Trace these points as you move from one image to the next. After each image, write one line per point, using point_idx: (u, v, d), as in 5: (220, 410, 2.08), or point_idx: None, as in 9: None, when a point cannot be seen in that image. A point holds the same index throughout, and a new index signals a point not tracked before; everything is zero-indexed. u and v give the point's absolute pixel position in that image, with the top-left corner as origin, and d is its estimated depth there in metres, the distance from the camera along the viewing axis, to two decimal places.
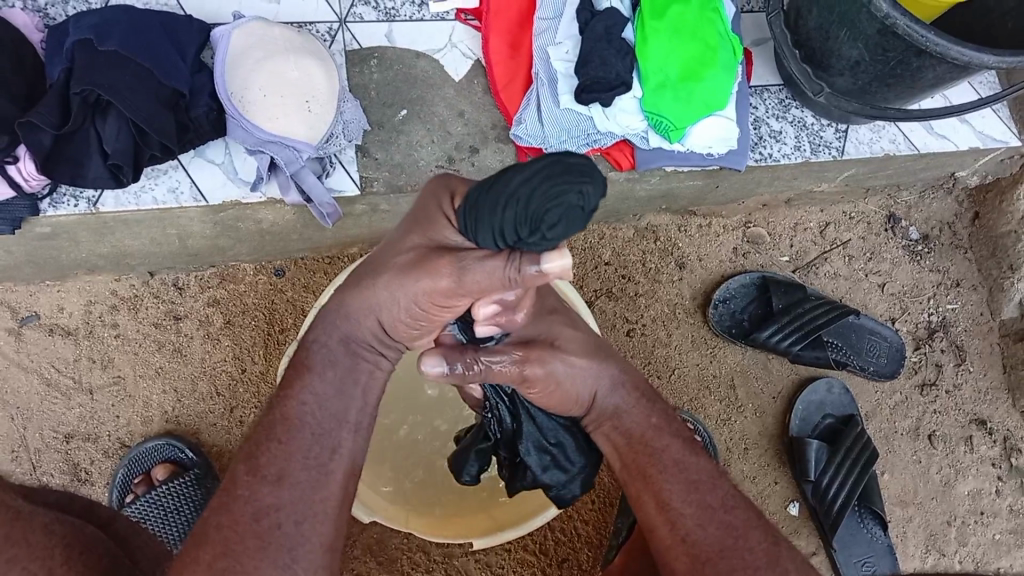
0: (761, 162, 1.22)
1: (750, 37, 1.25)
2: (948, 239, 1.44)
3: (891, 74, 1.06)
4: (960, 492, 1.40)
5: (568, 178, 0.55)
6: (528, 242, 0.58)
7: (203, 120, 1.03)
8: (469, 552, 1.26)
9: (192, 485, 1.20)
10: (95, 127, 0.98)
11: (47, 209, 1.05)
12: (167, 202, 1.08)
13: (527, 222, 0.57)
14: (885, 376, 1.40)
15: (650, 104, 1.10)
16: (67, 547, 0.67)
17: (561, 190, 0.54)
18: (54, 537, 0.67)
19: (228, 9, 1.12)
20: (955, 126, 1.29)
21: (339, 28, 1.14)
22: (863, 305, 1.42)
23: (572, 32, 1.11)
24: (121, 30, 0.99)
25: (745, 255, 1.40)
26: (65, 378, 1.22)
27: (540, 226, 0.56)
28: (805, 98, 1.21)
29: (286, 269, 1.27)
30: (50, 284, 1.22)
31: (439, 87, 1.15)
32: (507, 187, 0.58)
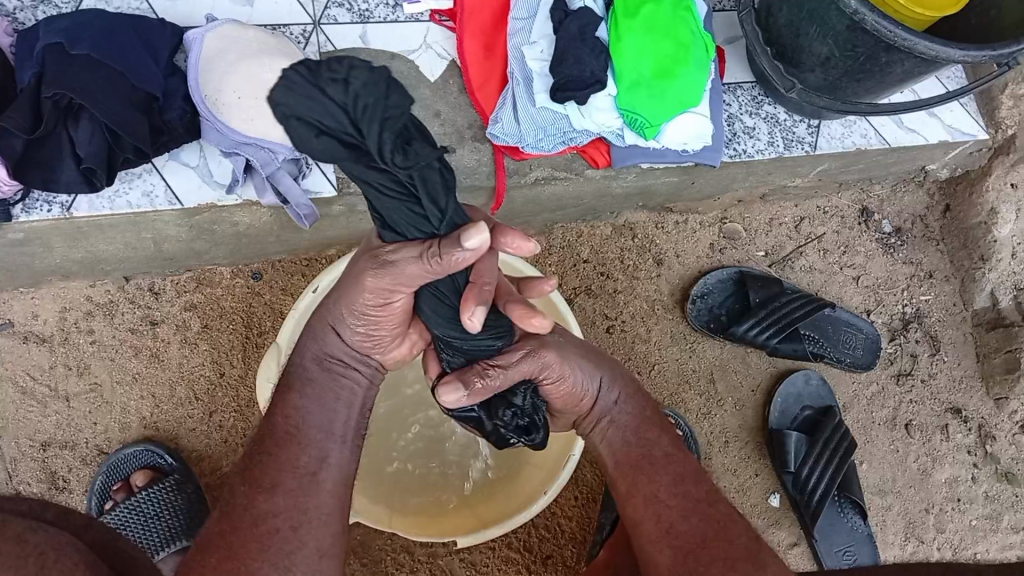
0: (734, 158, 1.23)
1: (723, 35, 1.27)
2: (920, 231, 1.46)
3: (861, 69, 1.08)
4: (937, 480, 1.42)
5: (333, 113, 0.54)
6: (329, 90, 0.53)
7: (177, 123, 1.03)
8: (453, 551, 1.26)
9: (171, 490, 1.20)
10: (67, 132, 0.96)
11: (20, 214, 1.04)
12: (142, 206, 1.07)
13: (325, 80, 0.53)
14: (862, 367, 1.42)
15: (626, 102, 1.10)
16: (42, 556, 0.61)
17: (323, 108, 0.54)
18: (27, 545, 0.61)
19: (200, 12, 1.11)
20: (925, 119, 1.31)
21: (313, 30, 1.14)
22: (838, 298, 1.44)
23: (546, 32, 1.12)
24: (91, 34, 0.97)
25: (722, 250, 1.41)
26: (40, 386, 1.21)
27: (321, 76, 0.53)
28: (777, 95, 1.22)
29: (263, 272, 1.27)
30: (23, 291, 1.21)
31: (414, 88, 1.15)
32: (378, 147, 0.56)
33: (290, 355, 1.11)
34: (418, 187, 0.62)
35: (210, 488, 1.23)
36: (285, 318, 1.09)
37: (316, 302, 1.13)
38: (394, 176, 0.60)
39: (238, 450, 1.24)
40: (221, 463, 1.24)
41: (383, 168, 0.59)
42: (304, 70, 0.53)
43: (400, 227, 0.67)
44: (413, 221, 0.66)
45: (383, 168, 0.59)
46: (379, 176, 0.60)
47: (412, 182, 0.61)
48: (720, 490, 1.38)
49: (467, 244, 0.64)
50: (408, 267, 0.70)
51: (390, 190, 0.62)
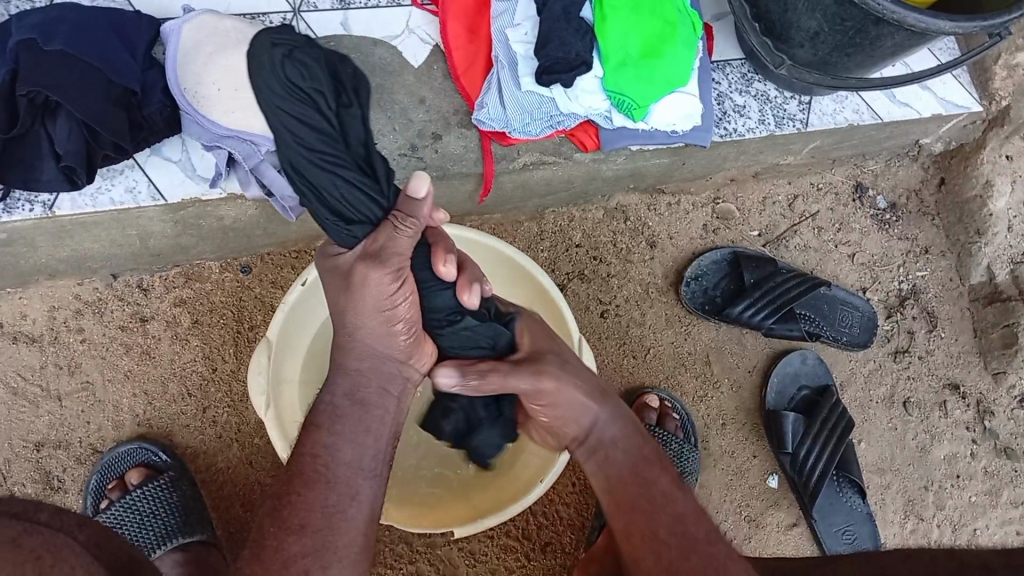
0: (725, 138, 1.21)
1: (711, 12, 1.25)
2: (915, 206, 1.45)
3: (851, 44, 1.06)
4: (936, 456, 1.42)
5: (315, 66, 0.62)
6: (298, 50, 0.62)
7: (157, 117, 1.01)
8: (451, 541, 1.26)
9: (167, 488, 1.17)
10: (45, 128, 0.95)
11: (2, 214, 1.03)
12: (125, 203, 1.05)
13: (288, 48, 0.62)
14: (859, 345, 1.41)
15: (611, 84, 1.08)
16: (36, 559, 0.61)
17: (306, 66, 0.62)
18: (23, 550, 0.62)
19: (178, 2, 1.10)
20: (916, 93, 1.29)
21: (294, 18, 1.12)
22: (834, 276, 1.43)
23: (530, 13, 1.11)
24: (68, 30, 0.96)
25: (715, 231, 1.40)
26: (32, 386, 1.20)
27: (286, 50, 0.61)
28: (767, 72, 1.21)
29: (252, 265, 1.26)
30: (11, 291, 1.20)
31: (398, 74, 1.14)
32: (346, 95, 0.65)
33: (281, 348, 1.10)
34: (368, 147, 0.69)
35: (205, 484, 1.23)
36: (275, 311, 1.07)
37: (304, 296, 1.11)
38: (351, 131, 0.66)
39: (233, 446, 1.23)
40: (216, 459, 1.23)
41: (338, 122, 0.65)
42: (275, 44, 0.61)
43: (353, 216, 0.71)
44: (367, 201, 0.70)
45: (347, 122, 0.66)
46: (343, 132, 0.66)
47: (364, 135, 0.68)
48: (718, 472, 1.37)
49: (418, 194, 0.74)
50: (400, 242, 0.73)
51: (348, 151, 0.67)
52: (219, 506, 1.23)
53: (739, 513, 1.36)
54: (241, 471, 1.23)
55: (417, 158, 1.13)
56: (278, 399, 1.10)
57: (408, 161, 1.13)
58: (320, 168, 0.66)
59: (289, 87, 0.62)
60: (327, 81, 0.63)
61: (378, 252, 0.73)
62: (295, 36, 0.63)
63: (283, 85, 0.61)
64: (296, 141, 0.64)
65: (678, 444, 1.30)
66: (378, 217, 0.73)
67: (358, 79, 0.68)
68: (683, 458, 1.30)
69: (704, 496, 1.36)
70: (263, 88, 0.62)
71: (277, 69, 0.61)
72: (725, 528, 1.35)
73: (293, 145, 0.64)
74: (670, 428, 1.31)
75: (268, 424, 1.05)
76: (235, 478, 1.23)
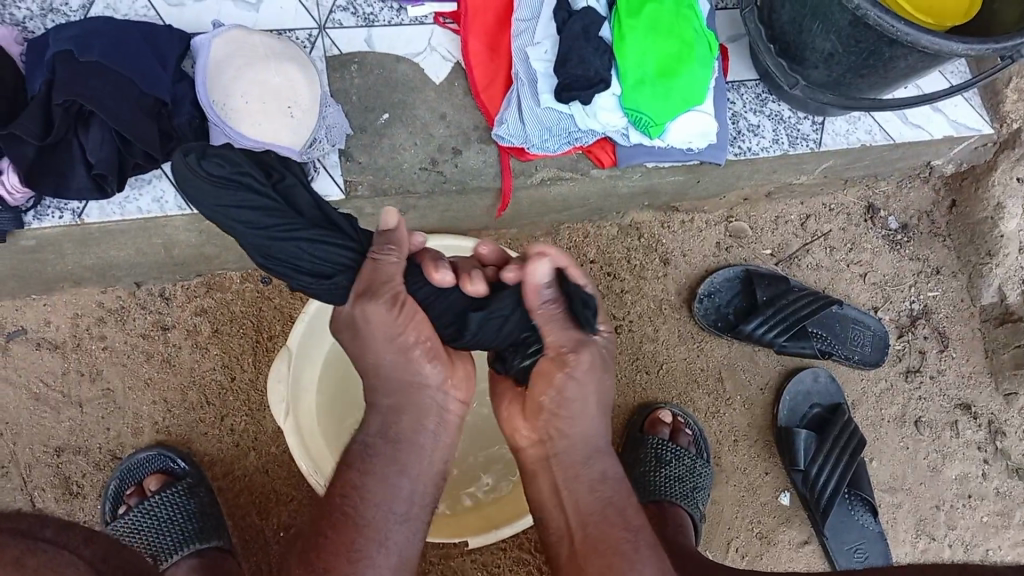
0: (739, 156, 1.24)
1: (726, 33, 1.27)
2: (927, 227, 1.46)
3: (864, 65, 1.08)
4: (947, 476, 1.42)
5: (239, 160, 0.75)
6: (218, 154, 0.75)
7: (186, 129, 1.03)
8: (466, 552, 1.27)
9: (184, 494, 1.19)
10: (78, 139, 0.98)
11: (33, 221, 1.06)
12: (152, 212, 1.08)
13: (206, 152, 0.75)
14: (870, 364, 1.42)
15: (628, 102, 1.11)
16: None
17: (232, 160, 0.75)
18: None
19: (207, 18, 1.12)
20: (928, 115, 1.31)
21: (319, 35, 1.15)
22: (846, 295, 1.44)
23: (550, 32, 1.13)
24: (103, 42, 0.99)
25: (728, 249, 1.41)
26: (53, 392, 1.22)
27: (206, 154, 0.74)
28: (781, 92, 1.23)
29: (273, 275, 1.27)
30: (35, 298, 1.22)
31: (420, 91, 1.16)
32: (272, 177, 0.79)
33: (300, 359, 1.12)
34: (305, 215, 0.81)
35: (222, 491, 1.24)
36: (295, 322, 1.10)
37: (329, 309, 1.14)
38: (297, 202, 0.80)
39: (249, 454, 1.25)
40: (233, 467, 1.25)
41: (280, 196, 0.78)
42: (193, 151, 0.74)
43: (330, 269, 0.82)
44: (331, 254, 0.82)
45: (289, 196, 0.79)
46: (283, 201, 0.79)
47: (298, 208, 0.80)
48: (730, 488, 1.38)
49: (389, 225, 0.84)
50: (387, 268, 0.82)
51: (284, 219, 0.78)
52: (235, 513, 1.24)
53: (751, 530, 1.37)
54: (258, 479, 1.25)
55: (437, 172, 1.16)
56: (298, 408, 1.11)
57: (428, 176, 1.15)
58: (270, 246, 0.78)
59: (212, 179, 0.74)
60: (242, 160, 0.75)
61: (366, 290, 0.81)
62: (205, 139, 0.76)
63: (203, 181, 0.74)
64: (249, 227, 0.77)
65: (691, 459, 1.31)
66: (352, 260, 0.83)
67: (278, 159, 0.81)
68: (696, 473, 1.31)
69: (715, 512, 1.36)
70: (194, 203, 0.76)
71: (193, 170, 0.73)
72: (736, 544, 1.36)
73: (248, 230, 0.77)
74: (684, 443, 1.32)
75: (287, 432, 1.06)
76: (253, 485, 1.25)
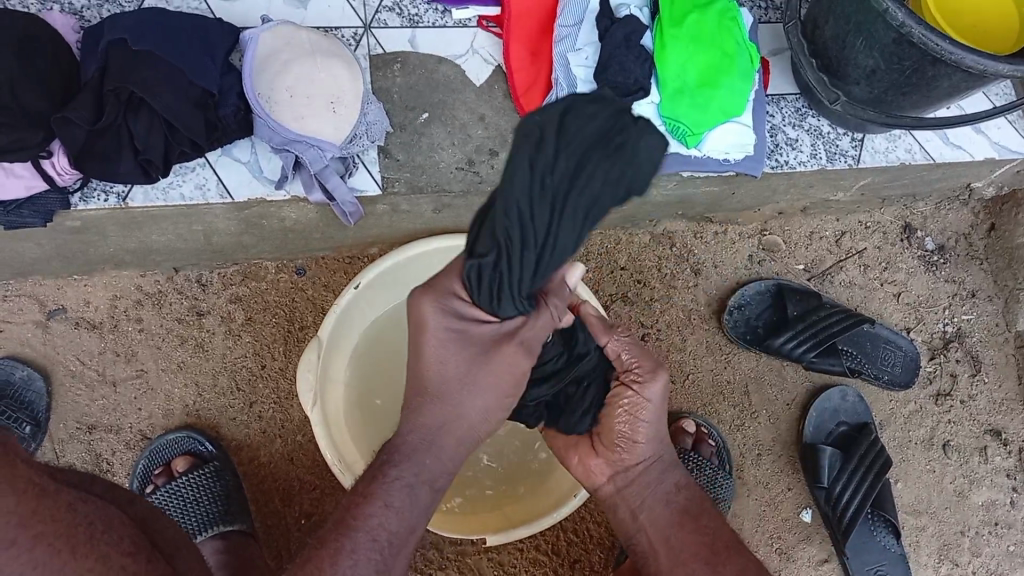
0: (776, 169, 1.23)
1: (769, 46, 1.27)
2: (964, 250, 1.45)
3: (907, 83, 1.08)
4: (974, 502, 1.40)
5: (631, 149, 0.60)
6: (641, 147, 0.60)
7: (231, 120, 1.06)
8: (482, 551, 1.27)
9: (211, 477, 1.21)
10: (127, 124, 1.00)
11: (79, 202, 1.08)
12: (194, 199, 1.10)
13: (604, 156, 0.59)
14: (899, 386, 1.40)
15: (667, 110, 1.11)
16: None
17: (613, 151, 0.60)
18: None
19: (256, 13, 1.15)
20: (970, 136, 1.29)
21: (364, 33, 1.17)
22: (878, 314, 1.43)
23: (593, 40, 1.14)
24: (156, 32, 1.01)
25: (760, 262, 1.41)
26: (90, 370, 1.25)
27: (599, 151, 0.59)
28: (821, 107, 1.22)
29: (307, 267, 1.30)
30: (77, 278, 1.25)
31: (461, 92, 1.18)
32: (596, 190, 0.60)
33: (329, 351, 1.13)
34: (518, 207, 0.61)
35: (247, 477, 1.26)
36: (327, 314, 1.11)
37: (355, 304, 1.15)
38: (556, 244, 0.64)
39: (276, 441, 1.27)
40: (259, 453, 1.27)
41: (551, 231, 0.63)
42: (601, 152, 0.59)
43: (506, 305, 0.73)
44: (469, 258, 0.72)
45: (557, 243, 0.64)
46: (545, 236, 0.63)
47: (553, 205, 0.61)
48: (751, 503, 1.36)
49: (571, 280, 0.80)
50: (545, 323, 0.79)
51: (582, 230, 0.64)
52: (259, 499, 1.26)
53: (770, 546, 1.36)
54: (282, 468, 1.27)
55: (473, 172, 1.17)
56: (325, 398, 1.13)
57: (465, 176, 1.17)
58: (585, 174, 0.59)
59: (565, 169, 0.59)
60: (620, 176, 0.61)
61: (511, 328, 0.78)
62: (604, 144, 0.59)
63: (563, 167, 0.59)
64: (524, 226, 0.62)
65: (711, 469, 1.30)
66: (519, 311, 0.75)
67: (642, 164, 0.61)
68: (715, 485, 1.29)
69: (736, 524, 1.35)
70: (649, 172, 0.62)
71: (572, 155, 0.59)
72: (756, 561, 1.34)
73: (571, 218, 0.62)
74: (705, 454, 1.32)
75: (315, 421, 1.07)
76: (277, 473, 1.27)
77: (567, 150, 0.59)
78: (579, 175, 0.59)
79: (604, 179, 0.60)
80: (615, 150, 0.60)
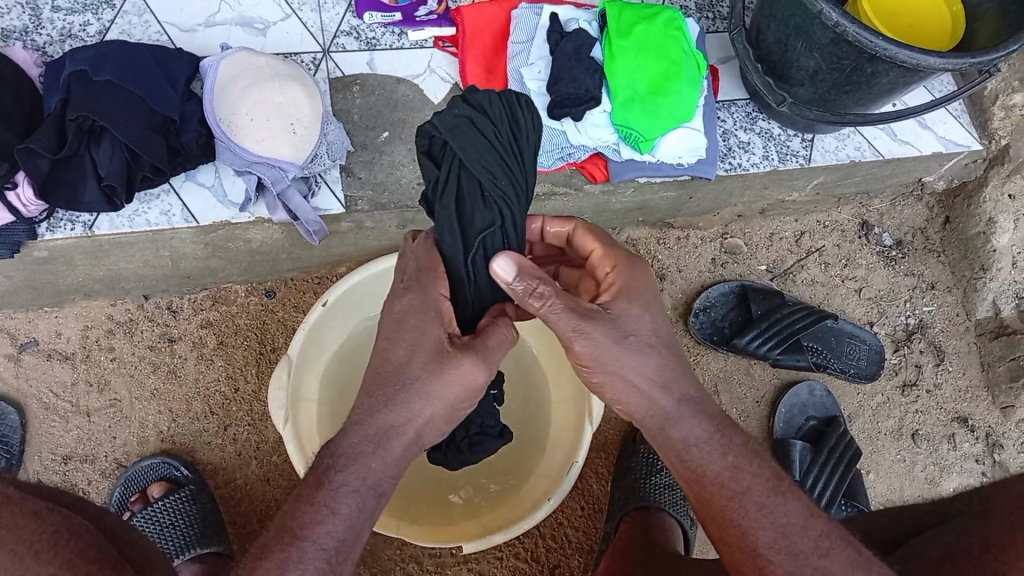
0: (730, 172, 1.26)
1: (717, 55, 1.31)
2: (921, 244, 1.49)
3: (848, 81, 1.11)
4: (945, 490, 1.42)
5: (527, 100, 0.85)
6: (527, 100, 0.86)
7: (192, 145, 1.08)
8: (461, 561, 1.28)
9: (188, 500, 1.22)
10: (90, 153, 1.03)
11: (45, 232, 1.10)
12: (159, 224, 1.12)
13: (516, 110, 0.84)
14: (865, 378, 1.42)
15: (619, 118, 1.14)
16: None
17: (520, 107, 0.85)
18: None
19: (216, 42, 1.18)
20: (917, 132, 1.34)
21: (323, 57, 1.20)
22: (841, 310, 1.46)
23: (544, 54, 1.18)
24: (115, 63, 1.04)
25: (723, 265, 1.44)
26: (63, 402, 1.25)
27: (515, 107, 0.84)
28: (770, 110, 1.26)
29: (277, 290, 1.32)
30: (47, 310, 1.26)
31: (419, 110, 1.21)
32: (530, 133, 0.85)
33: (299, 370, 1.14)
34: (494, 168, 0.83)
35: (224, 500, 1.26)
36: (296, 332, 1.13)
37: (321, 321, 1.16)
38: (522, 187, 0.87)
39: (251, 463, 1.28)
40: (235, 476, 1.27)
41: (520, 175, 0.85)
42: (514, 105, 0.84)
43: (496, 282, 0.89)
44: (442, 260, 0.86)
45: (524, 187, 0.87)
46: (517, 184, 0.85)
47: (516, 152, 0.84)
48: None
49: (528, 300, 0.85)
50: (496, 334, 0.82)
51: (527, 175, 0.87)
52: (236, 522, 1.26)
53: None
54: (259, 489, 1.27)
55: None
56: (296, 417, 1.14)
57: None
58: (519, 126, 0.84)
59: (503, 124, 0.83)
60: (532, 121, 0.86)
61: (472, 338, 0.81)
62: (510, 102, 0.84)
63: (500, 125, 0.83)
64: (504, 179, 0.84)
65: None
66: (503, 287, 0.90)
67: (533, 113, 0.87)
68: None
69: None
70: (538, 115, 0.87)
71: (500, 117, 0.83)
72: None
73: (526, 160, 0.85)
74: None
75: (286, 439, 1.08)
76: (254, 495, 1.27)
77: (501, 119, 0.83)
78: (520, 128, 0.84)
79: (531, 125, 0.85)
80: (518, 103, 0.85)
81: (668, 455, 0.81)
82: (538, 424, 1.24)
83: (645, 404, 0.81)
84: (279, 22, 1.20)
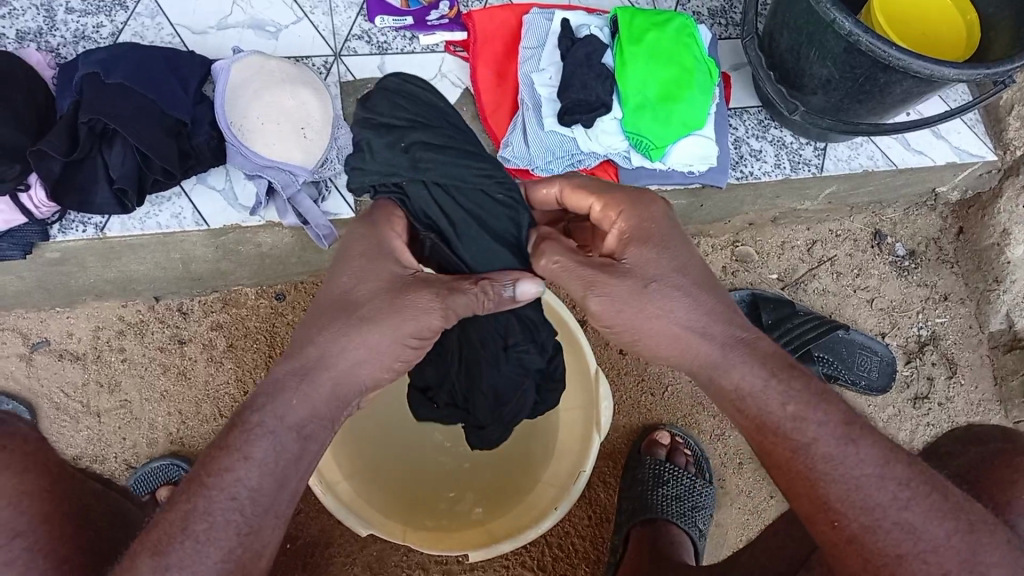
0: (741, 180, 1.26)
1: (729, 62, 1.31)
2: (935, 254, 1.47)
3: (861, 91, 1.11)
4: None
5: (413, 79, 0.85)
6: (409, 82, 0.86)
7: (204, 148, 1.08)
8: (467, 569, 1.28)
9: None
10: (102, 155, 1.04)
11: (57, 234, 1.10)
12: (170, 227, 1.13)
13: (419, 94, 0.83)
14: (878, 390, 1.41)
15: (630, 124, 1.14)
16: None
17: (418, 87, 0.84)
18: None
19: (229, 45, 1.18)
20: (931, 141, 1.33)
21: (334, 61, 1.20)
22: (853, 320, 1.44)
23: (555, 60, 1.18)
24: (128, 66, 1.04)
25: (734, 273, 1.42)
26: (73, 402, 1.26)
27: (417, 91, 0.83)
28: (782, 118, 1.26)
29: (286, 292, 1.32)
30: (59, 311, 1.27)
31: None
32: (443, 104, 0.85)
33: None
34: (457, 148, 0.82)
35: None
36: None
37: None
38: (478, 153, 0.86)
39: None
40: None
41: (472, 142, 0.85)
42: (410, 87, 0.84)
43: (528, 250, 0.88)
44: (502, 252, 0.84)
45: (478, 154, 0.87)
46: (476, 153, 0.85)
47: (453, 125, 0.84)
48: (734, 511, 1.37)
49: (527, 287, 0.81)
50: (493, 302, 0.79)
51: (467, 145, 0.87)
52: None
53: None
54: None
55: None
56: None
57: None
58: (435, 104, 0.84)
59: (425, 108, 0.82)
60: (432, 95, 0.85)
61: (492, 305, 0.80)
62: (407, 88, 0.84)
63: (423, 111, 0.82)
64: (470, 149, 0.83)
65: (688, 480, 1.30)
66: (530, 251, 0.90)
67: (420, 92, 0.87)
68: (695, 493, 1.30)
69: (719, 533, 1.36)
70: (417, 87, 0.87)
71: (415, 105, 0.82)
72: None
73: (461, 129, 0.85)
74: (681, 462, 1.32)
75: None
76: None
77: (423, 108, 0.82)
78: (439, 103, 0.84)
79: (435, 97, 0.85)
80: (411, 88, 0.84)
81: (726, 406, 0.74)
82: (546, 431, 1.23)
83: (687, 355, 0.75)
84: (291, 25, 1.20)
